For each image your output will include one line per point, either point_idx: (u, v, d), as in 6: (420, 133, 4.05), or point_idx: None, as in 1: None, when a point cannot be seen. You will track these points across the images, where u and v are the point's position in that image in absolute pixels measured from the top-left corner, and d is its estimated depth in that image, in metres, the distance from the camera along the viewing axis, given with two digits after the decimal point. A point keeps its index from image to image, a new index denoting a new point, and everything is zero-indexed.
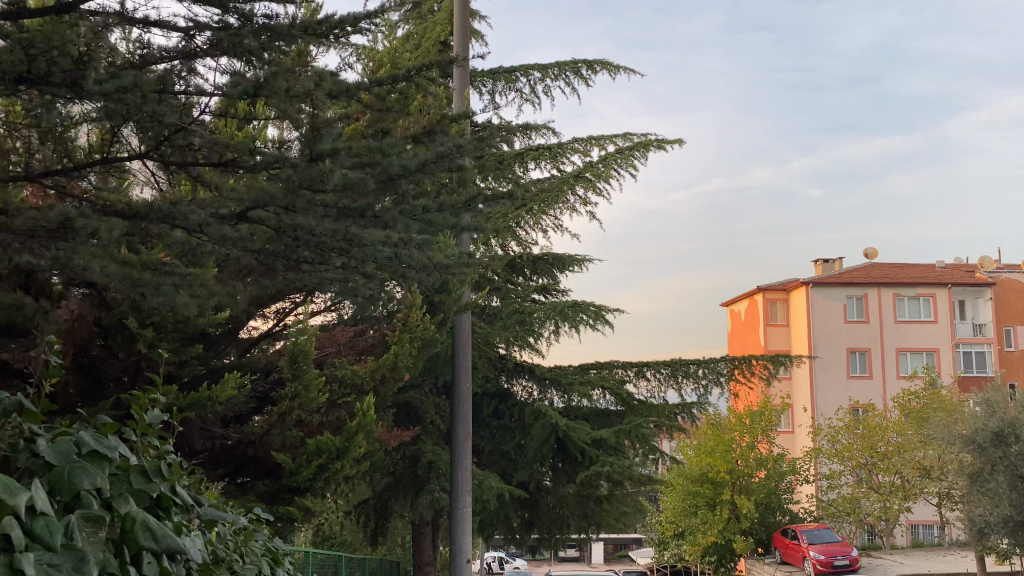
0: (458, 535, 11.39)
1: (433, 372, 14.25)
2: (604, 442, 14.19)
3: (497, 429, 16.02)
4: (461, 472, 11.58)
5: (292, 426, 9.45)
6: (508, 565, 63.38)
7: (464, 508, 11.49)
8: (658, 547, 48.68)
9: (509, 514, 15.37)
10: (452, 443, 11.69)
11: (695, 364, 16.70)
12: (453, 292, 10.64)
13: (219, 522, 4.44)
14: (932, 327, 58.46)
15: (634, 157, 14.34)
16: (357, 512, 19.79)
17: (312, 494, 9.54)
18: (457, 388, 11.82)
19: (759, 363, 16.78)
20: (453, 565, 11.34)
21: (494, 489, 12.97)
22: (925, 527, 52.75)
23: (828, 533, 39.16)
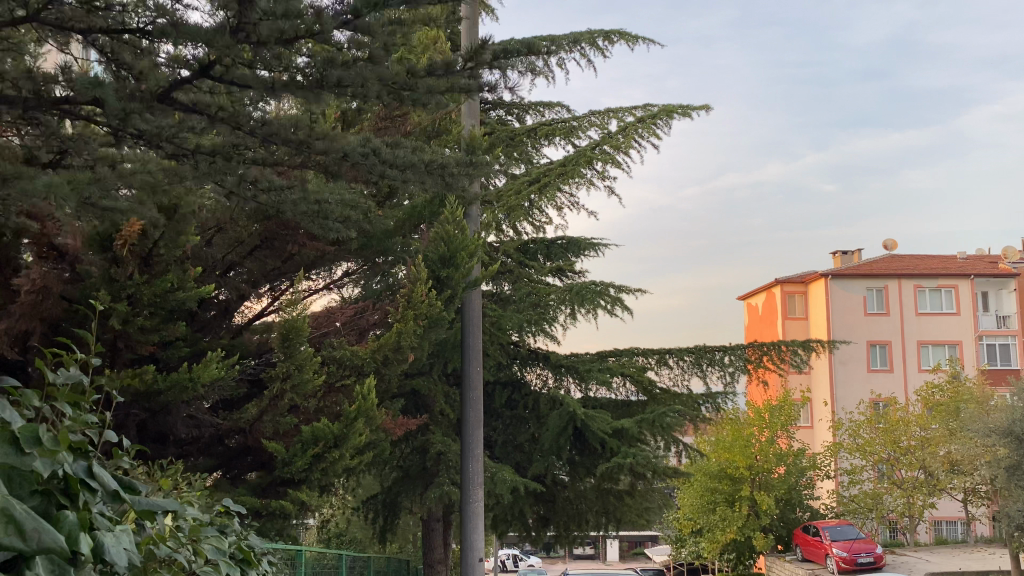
0: (470, 531, 10.50)
1: (442, 358, 13.38)
2: (625, 433, 13.26)
3: (511, 419, 15.14)
4: (472, 463, 10.68)
5: (286, 411, 8.60)
6: (522, 564, 62.45)
7: (476, 502, 10.58)
8: (675, 544, 47.62)
9: (524, 510, 14.50)
10: (463, 432, 10.79)
11: (720, 350, 15.74)
12: (462, 266, 9.72)
13: (167, 514, 3.58)
14: (955, 318, 57.08)
15: (655, 126, 13.37)
16: (365, 509, 18.95)
17: (310, 486, 8.70)
18: (467, 372, 10.92)
19: (789, 350, 15.78)
20: (465, 563, 10.45)
21: (507, 482, 12.05)
22: (949, 523, 51.44)
23: (851, 529, 38.05)
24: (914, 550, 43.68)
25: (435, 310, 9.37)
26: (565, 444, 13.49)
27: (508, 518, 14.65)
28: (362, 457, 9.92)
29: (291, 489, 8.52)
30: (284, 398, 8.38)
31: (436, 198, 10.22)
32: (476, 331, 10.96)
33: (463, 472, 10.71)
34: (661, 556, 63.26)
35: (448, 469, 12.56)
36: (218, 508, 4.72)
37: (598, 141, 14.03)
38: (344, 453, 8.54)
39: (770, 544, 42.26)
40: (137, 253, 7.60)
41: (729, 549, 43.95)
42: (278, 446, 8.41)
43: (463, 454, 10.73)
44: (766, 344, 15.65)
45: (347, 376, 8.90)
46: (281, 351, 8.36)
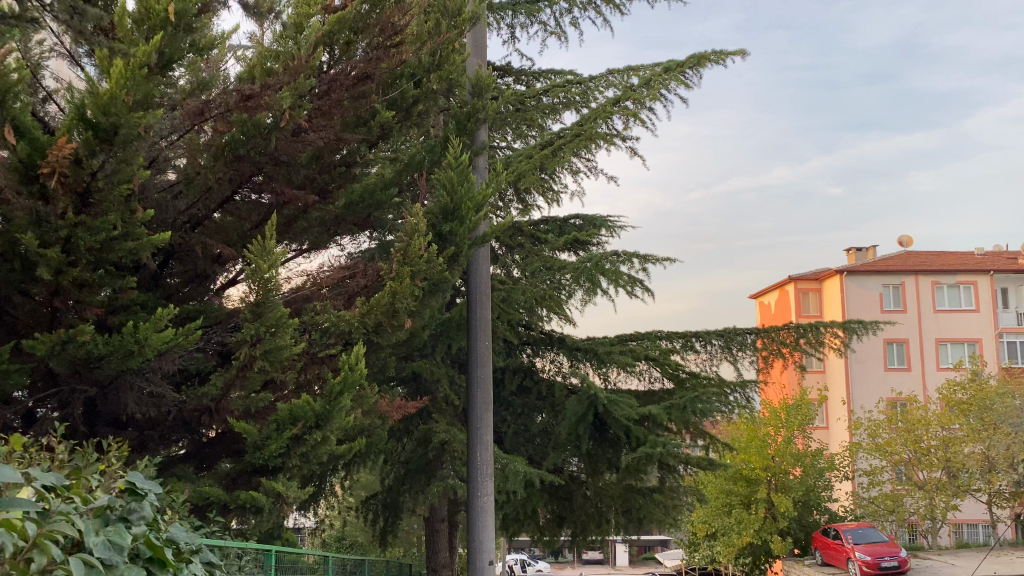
0: (478, 531, 9.07)
1: (446, 338, 12.02)
2: (651, 420, 11.81)
3: (522, 408, 13.74)
4: (480, 452, 9.27)
5: (259, 387, 7.21)
6: (530, 569, 60.91)
7: (485, 497, 9.16)
8: (689, 548, 46.01)
9: (537, 509, 13.10)
10: (470, 417, 9.37)
11: (752, 333, 14.36)
12: (468, 218, 8.26)
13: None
14: (975, 315, 55.40)
15: (682, 75, 11.98)
16: (365, 509, 17.57)
17: (288, 475, 7.32)
18: (473, 347, 9.53)
19: (828, 332, 14.26)
20: (473, 567, 9.03)
21: (520, 475, 10.55)
22: (971, 526, 49.64)
23: (874, 532, 36.44)
24: (937, 554, 42.06)
25: (437, 269, 7.95)
26: (584, 434, 12.05)
27: (519, 517, 13.25)
28: (352, 443, 8.55)
29: (265, 479, 7.13)
30: (256, 366, 6.89)
31: (437, 146, 8.87)
32: (484, 300, 9.57)
33: (470, 462, 9.29)
34: (672, 560, 61.84)
35: (453, 460, 11.14)
36: (119, 489, 3.34)
37: (619, 96, 12.57)
38: (328, 436, 7.12)
39: (787, 547, 40.70)
40: (71, 187, 6.20)
41: (745, 553, 42.39)
42: (248, 426, 7.02)
43: (469, 442, 9.32)
44: (803, 327, 14.17)
45: (332, 345, 7.47)
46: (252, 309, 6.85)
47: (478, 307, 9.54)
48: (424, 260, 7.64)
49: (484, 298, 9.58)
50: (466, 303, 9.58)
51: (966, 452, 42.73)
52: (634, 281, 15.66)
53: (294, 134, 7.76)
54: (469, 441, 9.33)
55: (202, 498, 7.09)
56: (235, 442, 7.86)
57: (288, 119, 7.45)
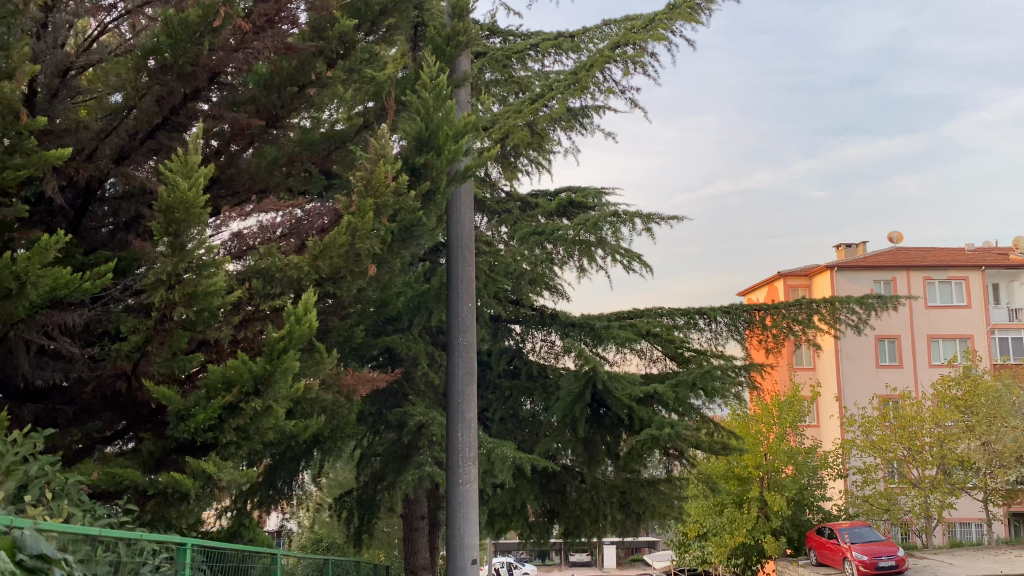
0: (459, 526, 7.66)
1: (424, 309, 10.70)
2: (657, 400, 10.45)
3: (510, 392, 12.42)
4: (462, 432, 7.87)
5: (187, 345, 5.83)
6: (516, 572, 59.72)
7: (468, 486, 7.75)
8: (679, 549, 44.72)
9: (527, 504, 11.75)
10: (451, 393, 7.96)
11: (760, 309, 13.09)
12: (446, 149, 6.87)
13: None
14: (968, 312, 54.38)
15: (688, 13, 10.74)
16: (338, 507, 16.17)
17: (223, 452, 5.93)
18: (455, 311, 8.13)
19: (847, 309, 12.92)
20: (454, 566, 7.64)
21: (508, 461, 9.15)
22: (965, 526, 48.62)
23: (870, 531, 35.22)
24: (934, 553, 40.87)
25: (409, 207, 6.58)
26: (580, 417, 10.71)
27: (507, 512, 11.92)
28: (309, 419, 7.16)
29: (192, 458, 5.74)
30: (177, 313, 5.40)
31: (411, 70, 7.56)
32: (467, 256, 8.17)
33: (450, 444, 7.89)
34: (660, 562, 60.66)
35: (431, 446, 9.71)
36: None
37: (617, 40, 11.25)
38: (271, 404, 5.73)
39: (781, 547, 39.53)
40: None
41: (737, 555, 41.12)
42: (169, 391, 5.63)
43: (449, 422, 7.92)
44: (819, 301, 12.88)
45: (278, 292, 6.07)
46: (166, 237, 5.23)
47: (461, 265, 8.16)
48: (393, 192, 6.26)
49: (468, 255, 8.19)
50: (446, 260, 8.20)
51: (963, 448, 41.63)
52: (630, 257, 14.35)
53: (234, 43, 6.46)
54: (449, 420, 7.93)
55: (113, 481, 5.71)
56: (154, 412, 6.43)
57: (223, 19, 6.12)
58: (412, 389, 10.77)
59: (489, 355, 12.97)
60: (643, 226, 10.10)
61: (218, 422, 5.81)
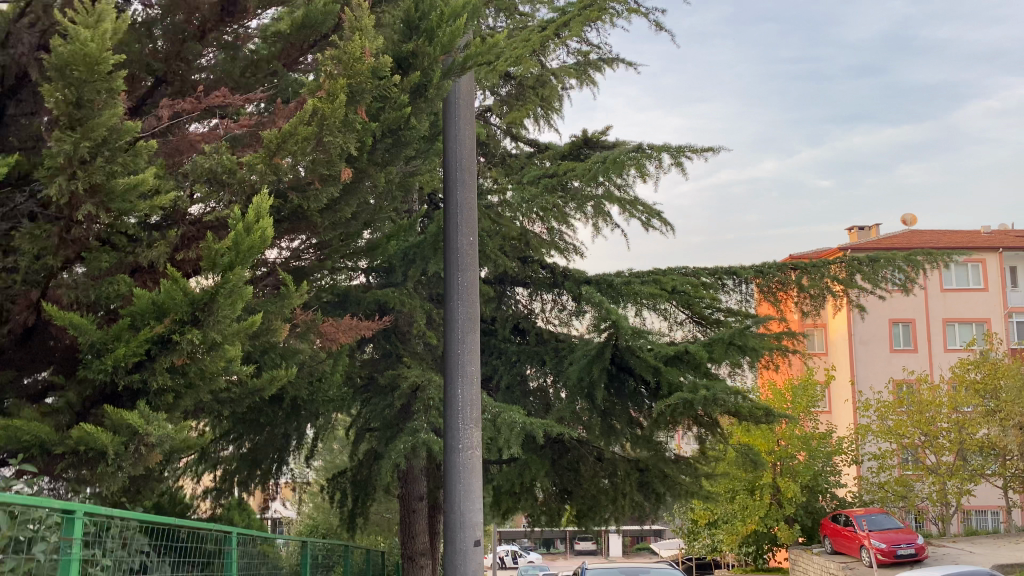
0: (459, 501, 6.31)
1: (420, 258, 9.39)
2: (688, 360, 9.08)
3: (516, 357, 11.22)
4: (462, 389, 6.49)
5: (107, 263, 4.55)
6: (521, 560, 58.72)
7: (471, 453, 6.42)
8: (688, 537, 43.56)
9: (536, 482, 10.51)
10: (449, 341, 6.57)
11: (795, 266, 11.79)
12: (441, 33, 5.54)
13: None
14: (985, 295, 52.78)
15: None
16: (331, 488, 14.96)
17: (156, 401, 4.67)
18: (452, 247, 6.69)
19: (891, 267, 11.57)
20: (453, 549, 6.28)
21: (517, 429, 7.87)
22: (984, 513, 47.34)
23: (888, 519, 33.82)
24: (953, 541, 39.56)
25: (393, 100, 5.28)
26: (598, 381, 9.40)
27: (514, 489, 10.66)
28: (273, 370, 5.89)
29: (113, 407, 4.49)
30: (83, 211, 4.12)
31: None
32: (469, 180, 6.67)
33: (448, 404, 6.49)
34: (668, 550, 59.54)
35: (427, 411, 8.38)
36: None
37: None
38: (213, 337, 4.45)
39: (795, 535, 38.43)
40: None
41: (748, 542, 40.75)
42: (80, 318, 4.36)
43: (446, 377, 6.53)
44: (862, 258, 11.56)
45: (224, 198, 4.75)
46: (63, 106, 3.87)
47: (460, 191, 6.67)
48: (372, 75, 4.98)
49: (469, 179, 6.69)
50: (442, 185, 6.74)
51: (983, 434, 40.24)
52: (650, 214, 13.05)
53: None
54: (446, 375, 6.53)
55: (14, 440, 4.43)
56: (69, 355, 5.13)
57: None
58: (406, 350, 9.53)
59: (493, 317, 11.72)
60: (671, 159, 8.74)
61: (146, 360, 4.54)
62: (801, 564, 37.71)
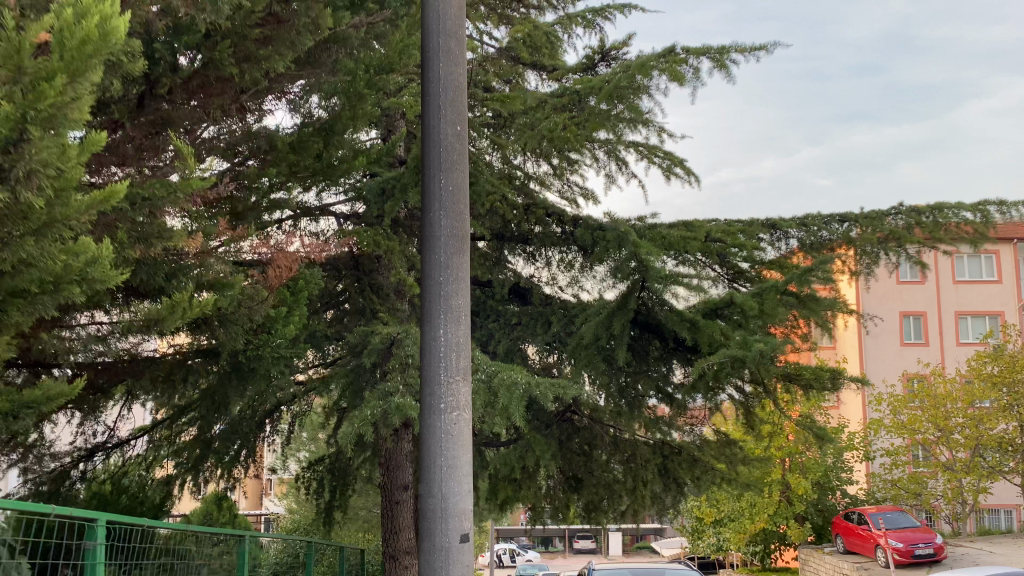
0: (440, 481, 4.59)
1: (399, 190, 7.63)
2: (730, 314, 7.32)
3: (517, 320, 9.54)
4: (446, 329, 4.73)
5: None
6: (519, 559, 57.12)
7: (458, 417, 4.68)
8: (693, 536, 41.92)
9: (540, 466, 8.85)
10: (427, 265, 4.78)
11: (843, 218, 10.05)
12: None
13: None
14: (997, 288, 50.49)
15: None
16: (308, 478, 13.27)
17: None
18: (431, 139, 4.87)
19: (957, 217, 9.78)
20: (431, 546, 4.56)
21: (517, 393, 6.14)
22: (1001, 511, 45.56)
23: (903, 517, 31.94)
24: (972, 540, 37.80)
25: None
26: (618, 341, 7.69)
27: (514, 474, 8.94)
28: (177, 293, 4.31)
29: None
30: None
31: None
32: (455, 49, 4.87)
33: (427, 351, 4.73)
34: (670, 549, 57.94)
35: (404, 372, 6.68)
36: None
37: None
38: (30, 201, 2.98)
39: (805, 534, 36.76)
40: None
41: (756, 541, 39.14)
42: None
43: (425, 314, 4.76)
44: (923, 209, 9.87)
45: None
46: None
47: (441, 63, 4.87)
48: None
49: (455, 47, 4.89)
50: (418, 56, 4.93)
51: None
52: (671, 165, 11.21)
53: None
54: (424, 312, 4.76)
55: None
56: None
57: None
58: (384, 306, 7.96)
59: (490, 276, 10.04)
60: (711, 63, 6.97)
61: None
62: (811, 563, 35.96)
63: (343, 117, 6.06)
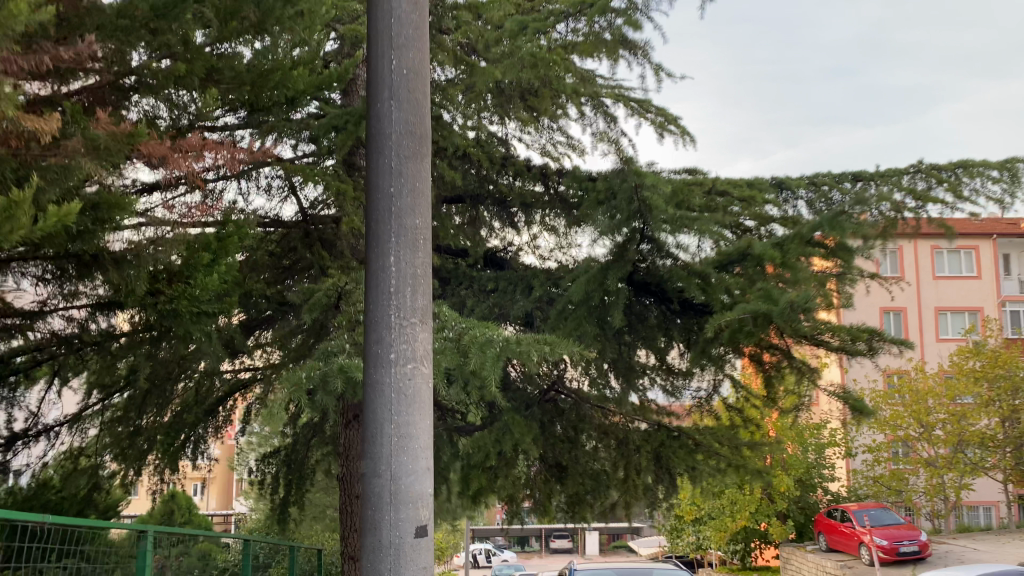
0: (387, 456, 3.44)
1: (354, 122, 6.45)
2: (744, 266, 6.23)
3: (493, 285, 8.42)
4: (398, 256, 3.56)
5: None
6: (494, 559, 56.20)
7: (414, 371, 3.52)
8: (671, 534, 41.03)
9: (519, 451, 7.71)
10: (374, 173, 3.61)
11: (857, 174, 9.03)
12: None
13: None
14: (977, 284, 50.07)
15: None
16: (262, 470, 12.03)
17: None
18: (380, 8, 3.71)
19: (984, 173, 8.76)
20: (376, 542, 3.41)
21: (495, 353, 4.98)
22: (981, 508, 45.11)
23: (887, 515, 31.18)
24: (956, 537, 37.18)
25: None
26: (613, 301, 6.56)
27: (490, 461, 7.78)
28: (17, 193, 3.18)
29: None
30: None
31: None
32: None
33: (374, 285, 3.57)
34: (647, 549, 57.03)
35: (353, 330, 5.49)
36: None
37: None
38: None
39: (787, 532, 35.95)
40: None
41: (737, 540, 38.30)
42: None
43: (372, 236, 3.59)
44: (945, 166, 8.88)
45: None
46: None
47: None
48: None
49: None
50: None
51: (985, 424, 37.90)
52: (665, 122, 10.10)
53: None
54: (370, 233, 3.60)
55: None
56: None
57: None
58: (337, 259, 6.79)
59: (463, 238, 8.91)
60: None
61: None
62: (792, 562, 35.12)
63: (278, 11, 4.99)
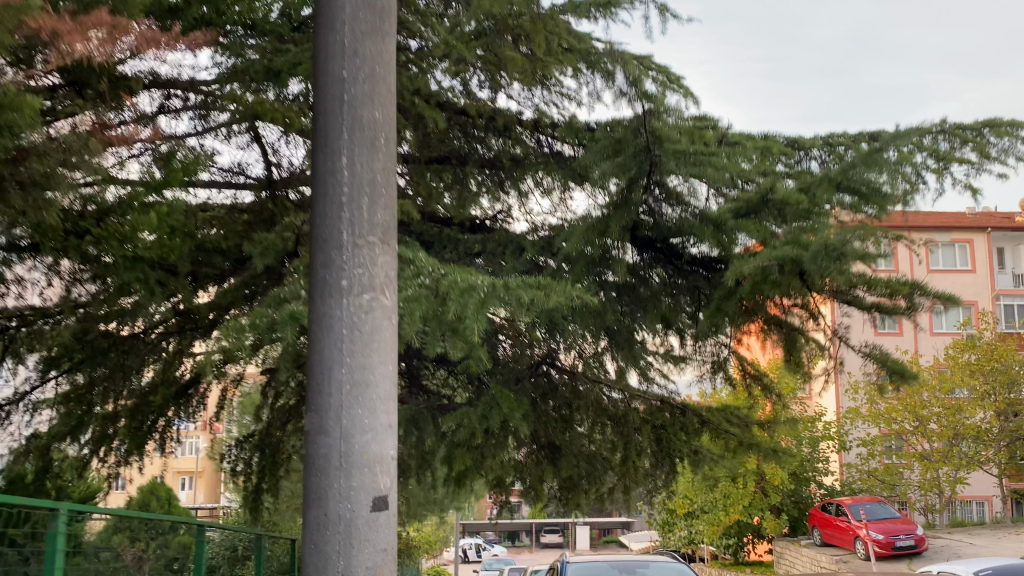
0: (337, 408, 2.71)
1: None
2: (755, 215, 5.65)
3: (479, 252, 7.69)
4: (350, 158, 2.84)
5: None
6: (484, 554, 55.56)
7: (372, 303, 2.79)
8: (663, 529, 40.44)
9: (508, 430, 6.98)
10: (321, 54, 2.89)
11: (873, 135, 8.33)
12: None
13: None
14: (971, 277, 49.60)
15: None
16: (234, 457, 11.27)
17: None
18: None
19: (1011, 131, 8.08)
20: (320, 518, 2.69)
21: (477, 304, 4.26)
22: (974, 502, 44.71)
23: (882, 508, 30.65)
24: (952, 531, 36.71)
25: None
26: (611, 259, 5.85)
27: (476, 441, 7.05)
28: None
29: None
30: None
31: None
32: None
33: (321, 194, 2.85)
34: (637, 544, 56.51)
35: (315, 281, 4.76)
36: None
37: None
38: None
39: (781, 526, 35.39)
40: None
41: (730, 534, 37.74)
42: None
43: (319, 135, 2.87)
44: (970, 125, 8.20)
45: None
46: None
47: None
48: None
49: None
50: None
51: None
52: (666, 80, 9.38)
53: None
54: (317, 130, 2.88)
55: None
56: None
57: None
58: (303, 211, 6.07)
59: (447, 201, 8.17)
60: None
61: None
62: (786, 557, 34.59)
63: None
